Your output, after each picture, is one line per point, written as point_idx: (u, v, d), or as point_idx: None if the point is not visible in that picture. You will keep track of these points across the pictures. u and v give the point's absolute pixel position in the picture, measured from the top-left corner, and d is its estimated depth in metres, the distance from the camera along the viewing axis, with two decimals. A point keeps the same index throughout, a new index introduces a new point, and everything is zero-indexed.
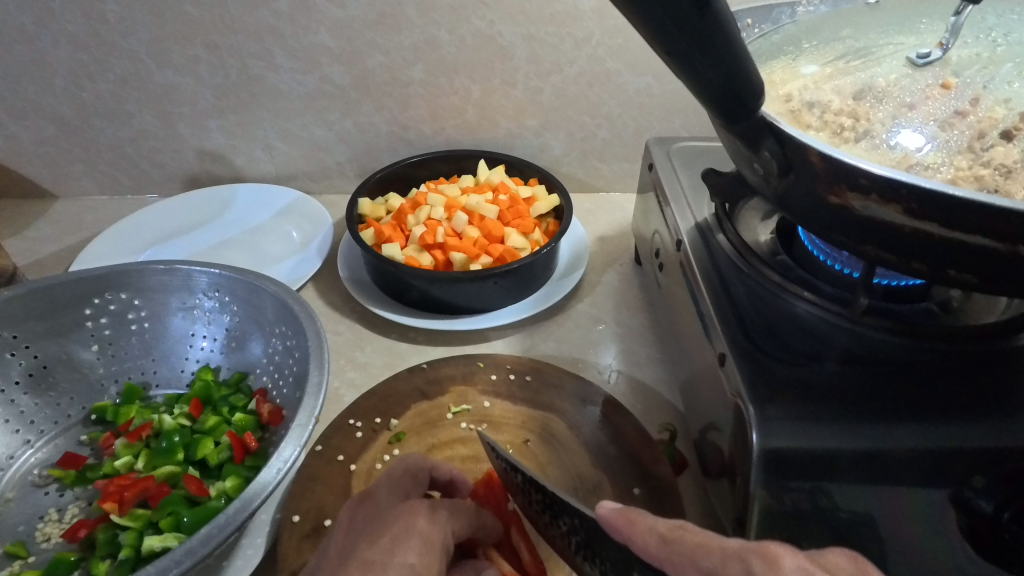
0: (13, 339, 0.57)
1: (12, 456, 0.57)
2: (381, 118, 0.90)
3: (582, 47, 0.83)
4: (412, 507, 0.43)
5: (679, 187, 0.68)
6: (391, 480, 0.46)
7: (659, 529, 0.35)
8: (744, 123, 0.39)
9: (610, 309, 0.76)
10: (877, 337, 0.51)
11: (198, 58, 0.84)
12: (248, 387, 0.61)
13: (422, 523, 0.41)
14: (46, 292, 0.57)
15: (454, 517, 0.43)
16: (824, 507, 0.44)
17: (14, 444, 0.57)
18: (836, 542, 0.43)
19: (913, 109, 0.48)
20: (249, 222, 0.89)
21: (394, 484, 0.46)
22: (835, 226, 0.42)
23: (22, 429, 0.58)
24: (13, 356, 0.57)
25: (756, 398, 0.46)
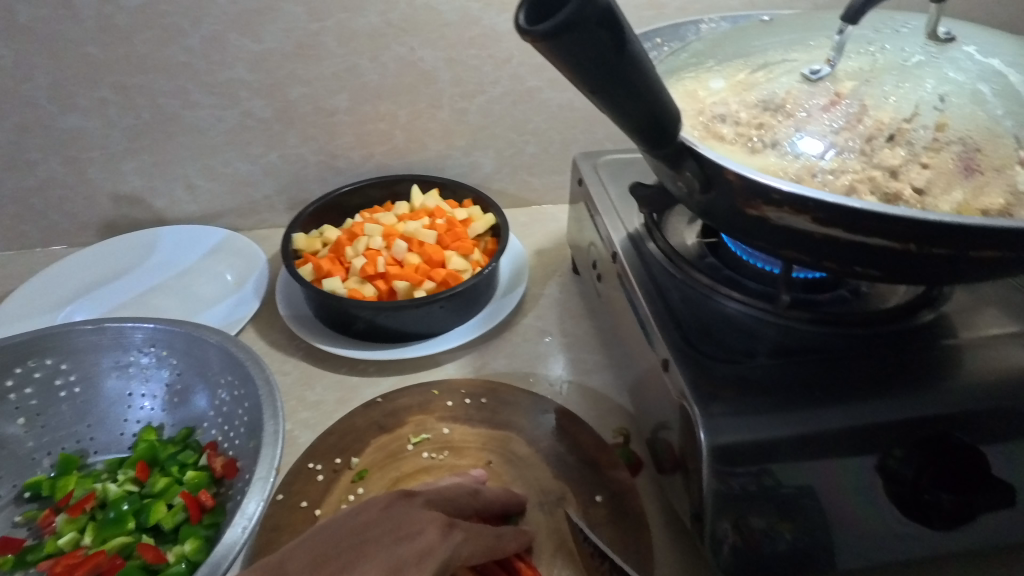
0: None
1: None
2: (308, 148, 0.88)
3: (503, 67, 0.85)
4: (432, 517, 0.42)
5: (609, 200, 0.71)
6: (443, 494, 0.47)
7: None
8: (667, 147, 0.42)
9: (554, 320, 0.79)
10: (802, 328, 0.56)
11: (106, 100, 0.80)
12: (196, 442, 0.59)
13: (436, 535, 0.41)
14: None
15: (469, 541, 0.43)
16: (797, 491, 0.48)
17: None
18: (781, 515, 0.48)
19: (812, 119, 0.52)
20: (177, 266, 0.86)
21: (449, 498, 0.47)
22: (756, 234, 0.45)
23: None
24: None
25: (700, 397, 0.49)
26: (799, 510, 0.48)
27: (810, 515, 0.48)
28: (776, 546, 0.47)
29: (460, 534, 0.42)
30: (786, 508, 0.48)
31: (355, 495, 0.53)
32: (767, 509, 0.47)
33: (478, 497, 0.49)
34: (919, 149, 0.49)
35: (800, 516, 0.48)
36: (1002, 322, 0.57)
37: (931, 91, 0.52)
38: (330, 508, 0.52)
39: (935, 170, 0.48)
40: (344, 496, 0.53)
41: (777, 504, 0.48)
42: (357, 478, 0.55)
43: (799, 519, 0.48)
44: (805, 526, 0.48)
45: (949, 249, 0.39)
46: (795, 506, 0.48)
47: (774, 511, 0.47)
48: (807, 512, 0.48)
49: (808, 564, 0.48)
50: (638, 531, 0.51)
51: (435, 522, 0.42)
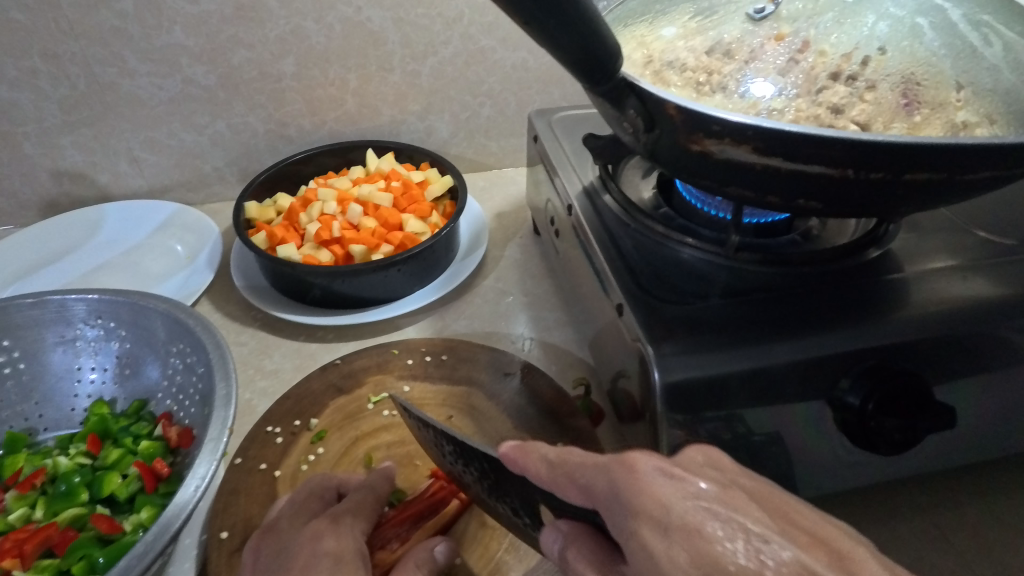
0: None
1: None
2: (256, 117, 0.86)
3: (453, 27, 0.83)
4: (313, 529, 0.44)
5: (564, 155, 0.71)
6: (295, 505, 0.46)
7: (550, 456, 0.35)
8: (607, 84, 0.42)
9: (515, 280, 0.79)
10: (754, 270, 0.57)
11: (36, 70, 0.77)
12: (150, 414, 0.58)
13: (329, 538, 0.43)
14: None
15: (359, 519, 0.45)
16: (741, 431, 0.49)
17: None
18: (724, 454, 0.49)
19: (756, 60, 0.52)
20: (125, 242, 0.83)
21: (302, 504, 0.46)
22: (700, 171, 0.45)
23: None
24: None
25: (653, 338, 0.50)
26: (743, 451, 0.50)
27: (753, 458, 0.50)
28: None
29: (346, 522, 0.44)
30: (726, 450, 0.49)
31: (314, 456, 0.53)
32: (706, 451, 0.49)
33: (339, 481, 0.49)
34: (859, 87, 0.49)
35: (732, 455, 0.50)
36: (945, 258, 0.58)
37: (874, 26, 0.53)
38: (289, 469, 0.52)
39: (876, 107, 0.48)
40: (303, 456, 0.53)
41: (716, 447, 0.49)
42: (316, 439, 0.54)
43: (750, 460, 0.50)
44: (751, 468, 0.50)
45: (884, 173, 0.40)
46: (722, 444, 0.49)
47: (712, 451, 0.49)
48: (738, 452, 0.50)
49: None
50: None
51: (315, 528, 0.43)
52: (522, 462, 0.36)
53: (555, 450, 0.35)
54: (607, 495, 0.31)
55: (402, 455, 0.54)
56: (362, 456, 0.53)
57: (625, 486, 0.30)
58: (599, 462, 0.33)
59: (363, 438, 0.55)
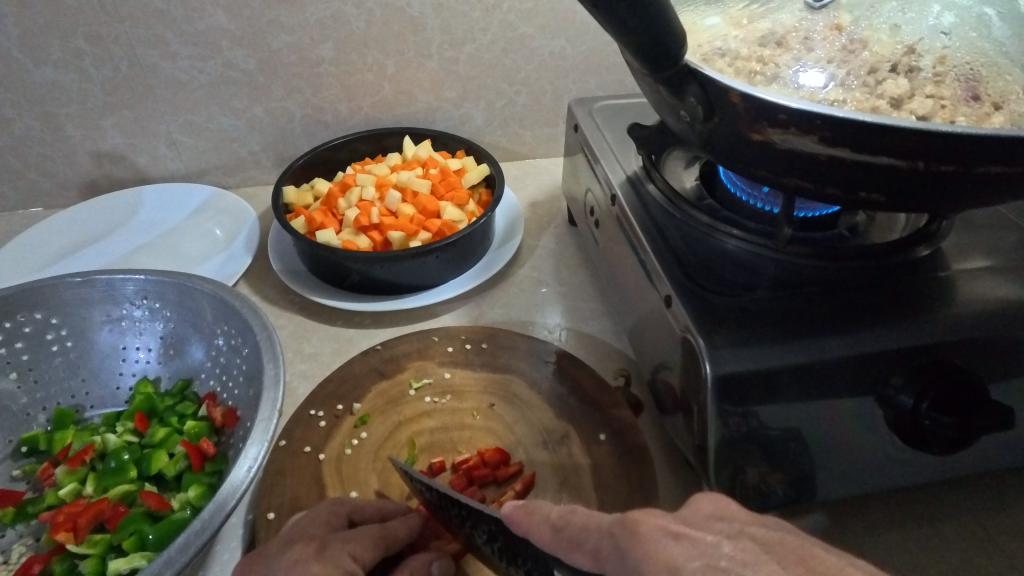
0: None
1: None
2: (294, 102, 0.86)
3: (493, 13, 0.82)
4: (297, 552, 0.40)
5: (605, 144, 0.70)
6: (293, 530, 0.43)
7: (552, 517, 0.35)
8: (669, 69, 0.41)
9: (550, 270, 0.78)
10: (804, 264, 0.55)
11: (81, 51, 0.77)
12: (194, 394, 0.58)
13: (315, 563, 0.39)
14: None
15: (352, 543, 0.42)
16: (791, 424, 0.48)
17: None
18: (773, 459, 0.49)
19: (814, 50, 0.51)
20: (163, 225, 0.84)
21: (309, 523, 0.43)
22: (761, 162, 0.44)
23: None
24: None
25: (702, 330, 0.49)
26: (786, 450, 0.49)
27: (799, 462, 0.49)
28: (769, 501, 0.49)
29: (333, 546, 0.41)
30: (775, 457, 0.49)
31: (358, 440, 0.53)
32: (757, 459, 0.48)
33: (351, 507, 0.46)
34: (920, 78, 0.48)
35: (790, 461, 0.49)
36: (998, 255, 0.57)
37: (938, 17, 0.52)
38: (333, 452, 0.52)
39: (938, 100, 0.47)
40: (347, 440, 0.53)
41: (765, 450, 0.48)
42: (360, 422, 0.55)
43: (788, 468, 0.49)
44: (794, 474, 0.49)
45: (954, 166, 0.39)
46: (782, 449, 0.49)
47: (766, 459, 0.48)
48: (794, 456, 0.49)
49: (803, 501, 0.50)
50: (641, 464, 0.52)
51: (299, 550, 0.40)
52: (526, 524, 0.36)
53: (557, 511, 0.36)
54: (616, 557, 0.32)
55: (444, 442, 0.54)
56: (404, 442, 0.53)
57: (629, 548, 0.31)
58: (604, 525, 0.33)
59: (405, 424, 0.55)
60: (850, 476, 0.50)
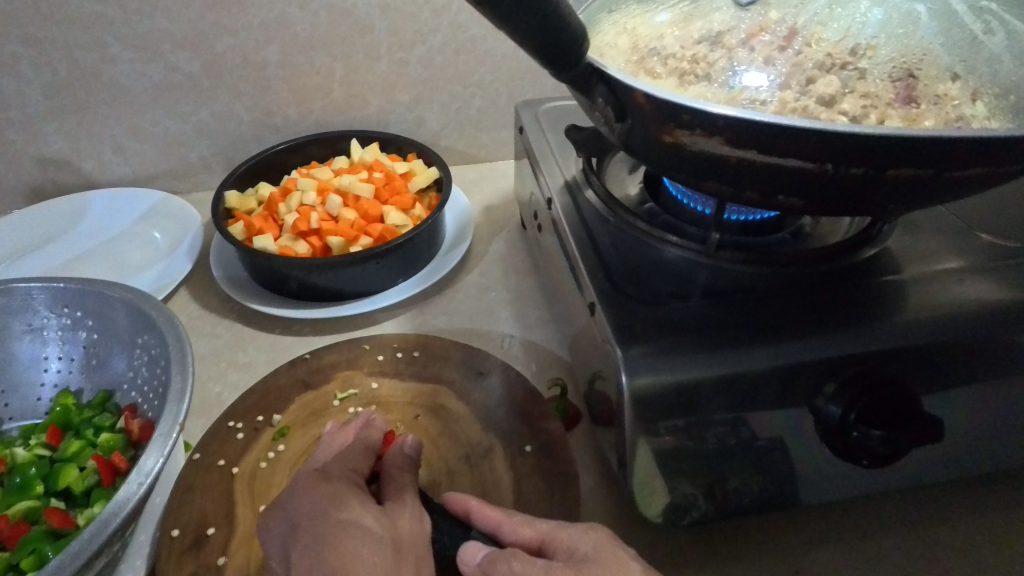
0: None
1: None
2: (241, 105, 0.84)
3: (442, 14, 0.81)
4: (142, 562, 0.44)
5: (547, 147, 0.68)
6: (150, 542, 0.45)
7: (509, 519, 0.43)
8: (573, 69, 0.39)
9: (499, 276, 0.76)
10: (739, 271, 0.54)
11: (18, 55, 0.75)
12: (115, 406, 0.56)
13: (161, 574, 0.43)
14: None
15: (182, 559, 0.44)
16: (745, 438, 0.47)
17: None
18: (756, 467, 0.48)
19: (744, 50, 0.50)
20: (108, 232, 0.82)
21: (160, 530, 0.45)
22: (675, 164, 0.43)
23: None
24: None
25: (623, 339, 0.47)
26: (754, 457, 0.48)
27: (781, 468, 0.48)
28: (742, 499, 0.48)
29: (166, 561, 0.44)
30: (759, 464, 0.48)
31: (275, 453, 0.51)
32: (743, 468, 0.48)
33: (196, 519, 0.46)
34: (853, 76, 0.47)
35: (771, 468, 0.48)
36: (955, 259, 0.54)
37: (866, 12, 0.50)
38: (248, 466, 0.50)
39: (868, 98, 0.45)
40: (263, 454, 0.51)
41: (732, 460, 0.47)
42: (279, 435, 0.52)
43: (770, 472, 0.48)
44: (773, 478, 0.48)
45: (865, 169, 0.37)
46: (770, 459, 0.48)
47: (748, 466, 0.48)
48: (779, 467, 0.48)
49: (782, 508, 0.49)
50: (568, 479, 0.50)
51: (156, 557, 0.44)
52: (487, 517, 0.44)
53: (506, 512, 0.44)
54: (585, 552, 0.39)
55: None
56: None
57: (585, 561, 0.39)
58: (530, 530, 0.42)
59: None
60: (822, 488, 0.49)
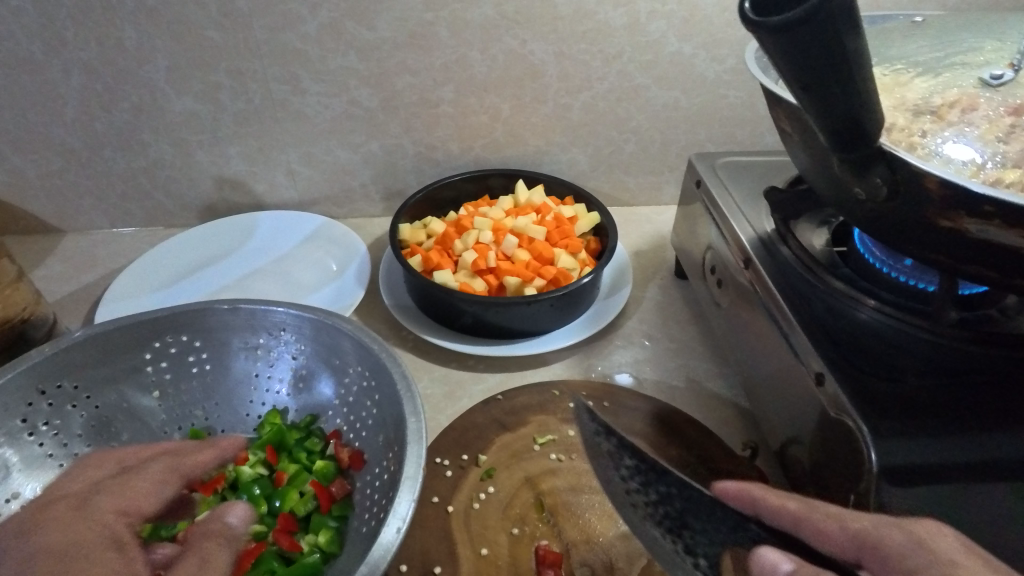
0: (75, 390, 0.57)
1: None
2: (409, 139, 0.88)
3: (613, 63, 0.83)
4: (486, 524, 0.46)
5: (732, 201, 0.69)
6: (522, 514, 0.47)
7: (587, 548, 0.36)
8: (860, 151, 0.40)
9: (659, 324, 0.77)
10: (961, 346, 0.51)
11: (219, 85, 0.81)
12: (320, 430, 0.59)
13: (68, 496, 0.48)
14: (104, 337, 0.57)
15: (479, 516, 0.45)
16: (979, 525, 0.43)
17: None
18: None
19: (970, 126, 0.50)
20: (276, 251, 0.86)
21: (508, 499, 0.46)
22: (947, 246, 0.43)
23: None
24: (75, 407, 0.57)
25: (864, 414, 0.47)
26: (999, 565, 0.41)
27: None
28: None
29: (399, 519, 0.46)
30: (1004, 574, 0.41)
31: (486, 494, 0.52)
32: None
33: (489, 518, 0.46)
34: None
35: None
36: None
37: None
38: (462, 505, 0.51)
39: None
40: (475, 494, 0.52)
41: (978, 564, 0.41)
42: (486, 475, 0.54)
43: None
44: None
45: None
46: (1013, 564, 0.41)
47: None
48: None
49: None
50: None
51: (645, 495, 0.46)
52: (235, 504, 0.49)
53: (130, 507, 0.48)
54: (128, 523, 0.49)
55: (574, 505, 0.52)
56: (531, 499, 0.52)
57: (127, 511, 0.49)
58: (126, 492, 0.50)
59: (532, 481, 0.54)
60: None
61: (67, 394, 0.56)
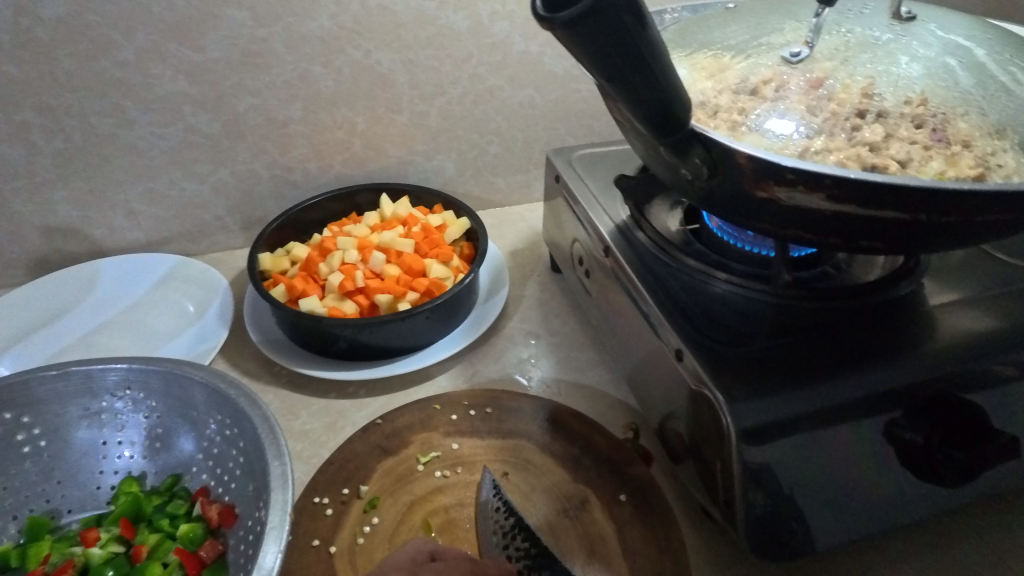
0: None
1: None
2: (261, 163, 0.83)
3: (462, 67, 0.82)
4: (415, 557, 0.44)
5: (589, 192, 0.71)
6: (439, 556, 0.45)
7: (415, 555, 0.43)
8: (676, 135, 0.41)
9: (540, 321, 0.77)
10: (801, 304, 0.55)
11: (29, 124, 0.73)
12: (184, 490, 0.55)
13: None
14: None
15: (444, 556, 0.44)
16: (821, 469, 0.48)
17: None
18: (828, 509, 0.48)
19: (782, 101, 0.54)
20: (125, 299, 0.79)
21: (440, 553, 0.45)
22: (763, 217, 0.46)
23: None
24: None
25: (720, 383, 0.49)
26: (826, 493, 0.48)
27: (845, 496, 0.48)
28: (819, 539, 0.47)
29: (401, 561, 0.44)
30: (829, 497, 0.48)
31: (370, 526, 0.50)
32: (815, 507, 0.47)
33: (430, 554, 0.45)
34: (891, 124, 0.51)
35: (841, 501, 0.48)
36: (952, 290, 0.59)
37: (906, 66, 0.55)
38: (346, 543, 0.49)
39: (910, 142, 0.50)
40: (359, 528, 0.50)
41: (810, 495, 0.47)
42: (369, 507, 0.52)
43: (840, 506, 0.48)
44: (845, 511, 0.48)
45: (954, 216, 0.41)
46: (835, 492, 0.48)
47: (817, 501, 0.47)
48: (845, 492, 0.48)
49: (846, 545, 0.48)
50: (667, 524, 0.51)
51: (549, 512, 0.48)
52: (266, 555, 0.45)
53: None
54: None
55: (462, 519, 0.51)
56: (419, 521, 0.51)
57: None
58: None
59: (418, 503, 0.52)
60: (873, 517, 0.49)
61: None
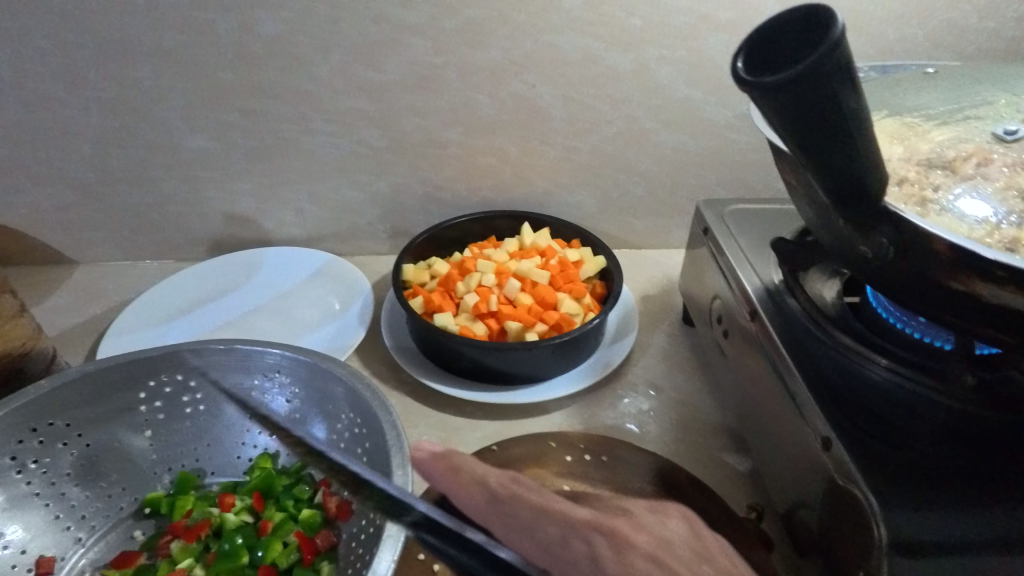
0: (66, 428, 0.56)
1: (63, 557, 0.55)
2: (416, 179, 0.88)
3: (620, 107, 0.83)
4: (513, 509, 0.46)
5: (739, 250, 0.67)
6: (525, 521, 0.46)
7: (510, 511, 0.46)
8: (864, 211, 0.38)
9: (663, 372, 0.75)
10: (978, 412, 0.49)
11: (232, 124, 0.82)
12: (309, 476, 0.59)
13: None
14: (100, 376, 0.57)
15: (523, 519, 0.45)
16: None
17: (65, 543, 0.56)
18: None
19: (988, 182, 0.48)
20: (281, 287, 0.86)
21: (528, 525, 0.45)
22: (953, 310, 0.41)
23: (73, 526, 0.57)
24: (65, 445, 0.57)
25: (873, 484, 0.44)
26: None
27: None
28: None
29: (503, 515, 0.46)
30: None
31: None
32: None
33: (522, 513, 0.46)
34: None
35: None
36: None
37: None
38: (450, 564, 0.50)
39: None
40: None
41: None
42: None
43: None
44: None
45: None
46: None
47: None
48: None
49: None
50: None
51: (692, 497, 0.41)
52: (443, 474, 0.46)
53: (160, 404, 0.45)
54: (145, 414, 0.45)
55: None
56: None
57: None
58: None
59: None
60: None
61: (59, 432, 0.56)
